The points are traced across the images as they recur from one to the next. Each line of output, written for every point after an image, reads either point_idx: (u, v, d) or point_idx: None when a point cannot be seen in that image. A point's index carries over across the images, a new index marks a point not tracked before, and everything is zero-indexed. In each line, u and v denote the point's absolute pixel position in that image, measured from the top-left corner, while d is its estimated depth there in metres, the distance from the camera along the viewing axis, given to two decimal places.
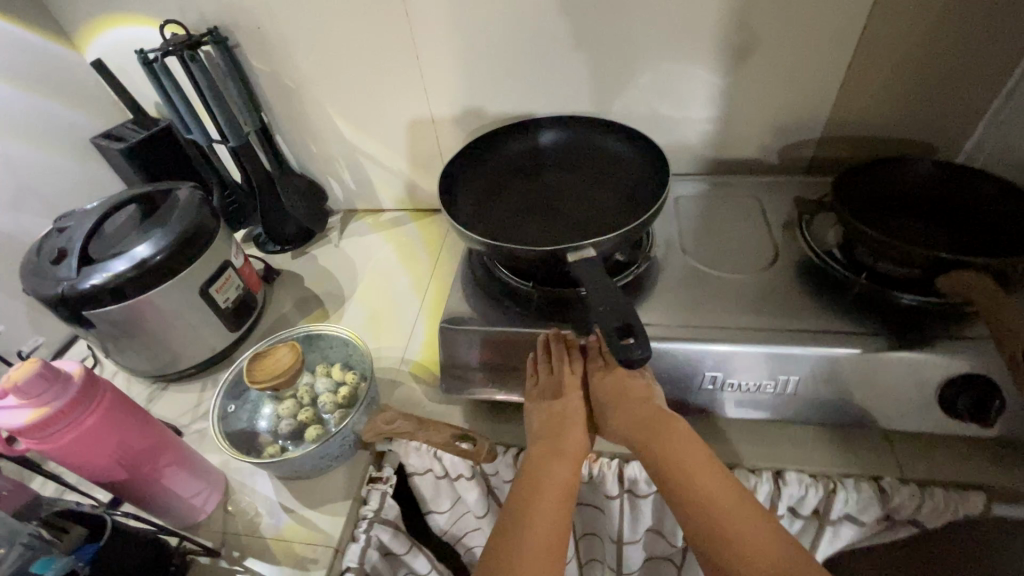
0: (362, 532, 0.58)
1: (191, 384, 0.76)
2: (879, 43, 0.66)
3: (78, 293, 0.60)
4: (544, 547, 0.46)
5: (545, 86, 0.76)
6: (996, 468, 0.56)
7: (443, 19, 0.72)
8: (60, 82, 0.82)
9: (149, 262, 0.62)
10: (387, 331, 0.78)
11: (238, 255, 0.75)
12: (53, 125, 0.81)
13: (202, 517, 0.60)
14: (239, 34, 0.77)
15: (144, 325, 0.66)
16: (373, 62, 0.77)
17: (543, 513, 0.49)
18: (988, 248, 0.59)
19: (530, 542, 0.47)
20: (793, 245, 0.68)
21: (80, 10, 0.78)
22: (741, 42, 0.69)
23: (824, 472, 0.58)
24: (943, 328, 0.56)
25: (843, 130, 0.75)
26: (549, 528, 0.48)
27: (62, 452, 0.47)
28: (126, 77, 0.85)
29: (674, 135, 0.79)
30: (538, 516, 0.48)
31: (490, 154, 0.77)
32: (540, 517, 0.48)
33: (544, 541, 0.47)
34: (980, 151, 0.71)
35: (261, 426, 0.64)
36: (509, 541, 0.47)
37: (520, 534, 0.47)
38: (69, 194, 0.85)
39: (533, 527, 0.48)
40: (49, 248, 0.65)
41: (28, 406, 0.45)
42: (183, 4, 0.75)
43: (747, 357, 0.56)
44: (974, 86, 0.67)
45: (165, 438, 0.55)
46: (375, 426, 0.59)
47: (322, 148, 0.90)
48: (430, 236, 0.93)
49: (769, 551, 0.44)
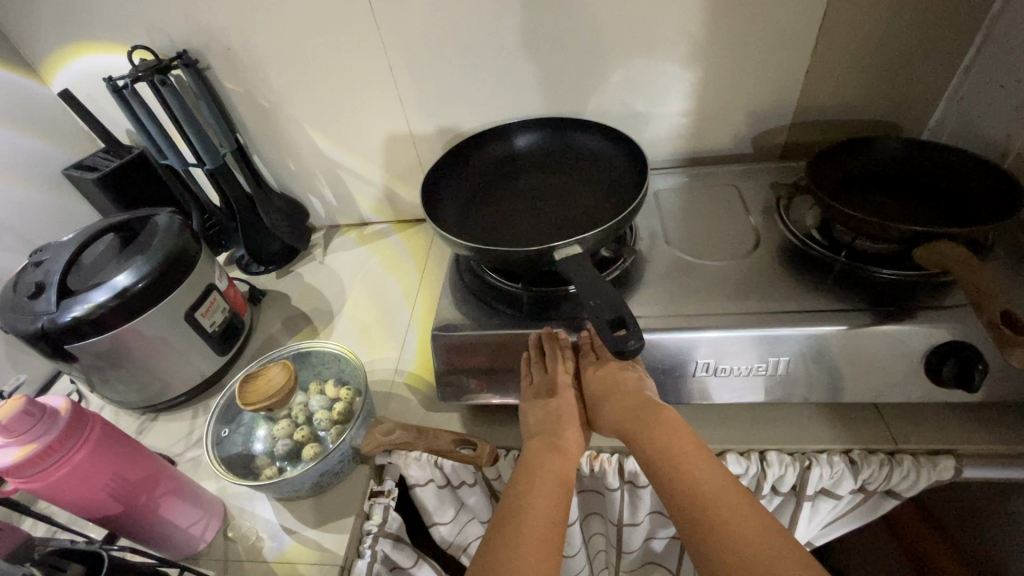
0: (367, 548, 0.57)
1: (182, 411, 0.74)
2: (841, 29, 0.68)
3: (58, 327, 0.58)
4: (538, 533, 0.46)
5: (520, 90, 0.77)
6: (982, 430, 0.57)
7: (416, 30, 0.72)
8: (29, 115, 0.80)
9: (131, 290, 0.61)
10: (379, 344, 0.78)
11: (222, 278, 0.74)
12: (23, 158, 0.80)
13: (201, 546, 0.59)
14: (209, 56, 0.76)
15: (130, 355, 0.65)
16: (347, 76, 0.77)
17: (538, 504, 0.48)
18: (959, 219, 0.61)
19: (526, 529, 0.46)
20: (772, 229, 0.69)
21: (45, 41, 0.77)
22: (709, 34, 0.70)
23: (801, 449, 0.59)
24: (923, 298, 0.57)
25: (813, 115, 0.76)
26: (542, 516, 0.47)
27: (53, 489, 0.46)
28: (95, 106, 0.84)
29: (650, 130, 0.80)
30: (532, 506, 0.48)
31: (470, 160, 0.77)
32: (533, 507, 0.48)
33: (537, 528, 0.46)
34: (944, 126, 0.73)
35: (257, 449, 0.63)
36: (502, 530, 0.47)
37: (514, 524, 0.47)
38: (42, 227, 0.84)
39: (526, 517, 0.47)
40: (26, 283, 0.63)
41: (14, 444, 0.43)
42: (151, 29, 0.74)
43: (736, 342, 0.57)
44: (935, 65, 0.69)
45: (159, 468, 0.53)
46: (374, 438, 0.58)
47: (301, 165, 0.89)
48: (415, 246, 0.93)
49: (753, 534, 0.43)
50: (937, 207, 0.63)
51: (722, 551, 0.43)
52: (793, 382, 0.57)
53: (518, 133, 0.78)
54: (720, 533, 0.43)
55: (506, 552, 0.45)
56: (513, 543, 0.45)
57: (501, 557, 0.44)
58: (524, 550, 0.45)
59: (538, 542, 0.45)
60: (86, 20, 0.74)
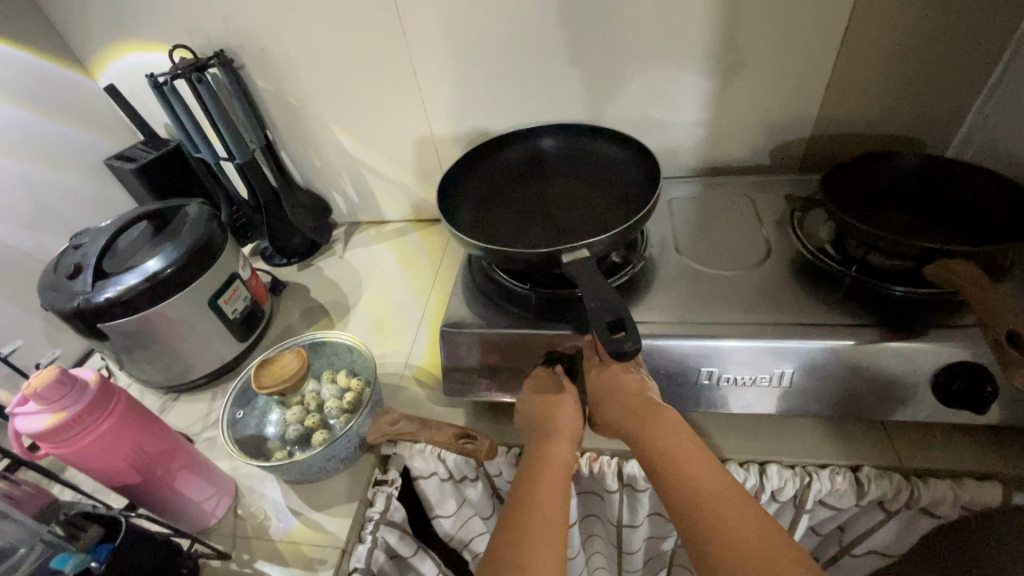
0: (369, 533, 0.59)
1: (201, 394, 0.78)
2: (863, 43, 0.68)
3: (93, 306, 0.62)
4: (550, 533, 0.44)
5: (540, 96, 0.79)
6: (991, 453, 0.57)
7: (439, 35, 0.74)
8: (76, 106, 0.85)
9: (160, 275, 0.64)
10: (392, 338, 0.80)
11: (245, 267, 0.77)
12: (68, 147, 0.85)
13: (212, 521, 0.62)
14: (244, 56, 0.80)
15: (156, 336, 0.68)
16: (373, 77, 0.80)
17: (547, 500, 0.47)
18: (977, 236, 0.61)
19: (531, 525, 0.44)
20: (785, 241, 0.69)
21: (94, 38, 0.82)
22: (728, 46, 0.71)
23: (801, 463, 0.59)
24: (934, 317, 0.56)
25: (832, 129, 0.76)
26: (553, 513, 0.46)
27: (79, 456, 0.49)
28: (137, 100, 0.89)
29: (666, 139, 0.81)
30: (540, 504, 0.46)
31: (488, 162, 0.79)
32: (541, 501, 0.47)
33: (551, 528, 0.44)
34: (968, 145, 0.72)
35: (269, 432, 0.65)
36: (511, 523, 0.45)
37: (525, 517, 0.45)
38: (82, 213, 0.88)
39: (539, 514, 0.45)
40: (65, 264, 0.67)
41: (47, 412, 0.47)
42: (191, 29, 0.78)
43: (742, 351, 0.57)
44: (961, 80, 0.68)
45: (178, 443, 0.56)
46: (379, 428, 0.61)
47: (326, 162, 0.92)
48: (432, 245, 0.95)
49: (755, 538, 0.41)
50: (954, 223, 0.63)
51: (716, 547, 0.41)
52: (795, 394, 0.57)
53: (541, 136, 0.79)
54: (716, 532, 0.42)
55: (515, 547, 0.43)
56: (521, 535, 0.44)
57: (510, 562, 0.42)
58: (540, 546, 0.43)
59: (552, 544, 0.43)
60: (133, 19, 0.79)
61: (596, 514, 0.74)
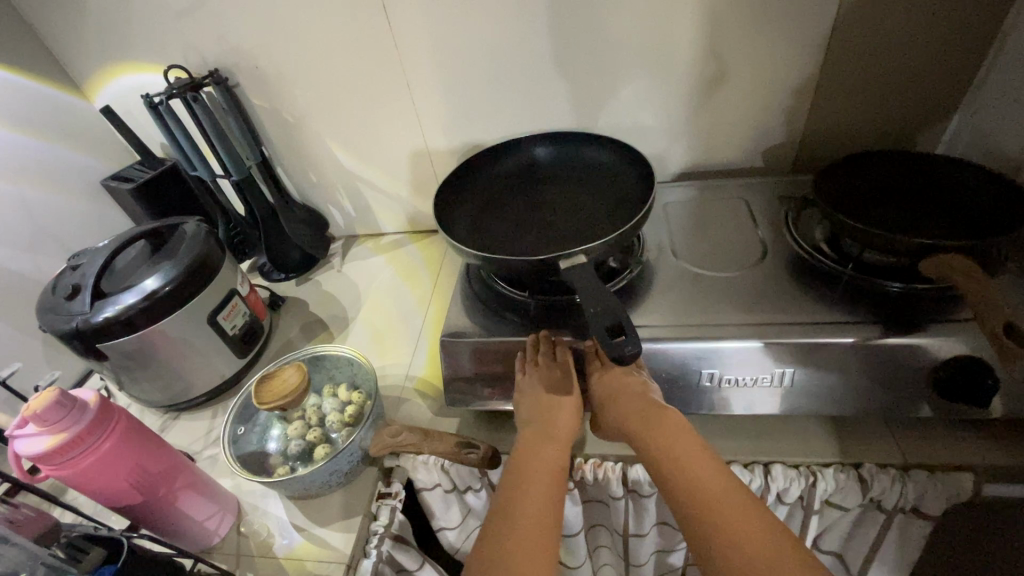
0: (373, 548, 0.60)
1: (202, 411, 0.78)
2: (850, 43, 0.68)
3: (91, 326, 0.62)
4: (536, 533, 0.45)
5: (533, 106, 0.79)
6: (994, 445, 0.57)
7: (431, 47, 0.75)
8: (72, 128, 0.86)
9: (158, 293, 0.64)
10: (392, 349, 0.80)
11: (244, 283, 0.77)
12: (64, 168, 0.85)
13: (216, 540, 0.61)
14: (239, 74, 0.81)
15: (155, 355, 0.68)
16: (367, 91, 0.81)
17: (534, 495, 0.48)
18: (978, 230, 0.61)
19: (512, 522, 0.46)
20: (781, 241, 0.70)
21: (90, 60, 0.82)
22: (717, 50, 0.71)
23: (805, 463, 0.59)
24: (934, 313, 0.56)
25: (821, 129, 0.77)
26: (539, 513, 0.47)
27: (79, 477, 0.48)
28: (133, 120, 0.89)
29: (660, 143, 0.82)
30: (527, 509, 0.47)
31: (482, 172, 0.79)
32: (527, 503, 0.47)
33: (535, 528, 0.45)
34: (958, 140, 0.73)
35: (271, 448, 0.65)
36: (491, 525, 0.46)
37: (507, 517, 0.46)
38: (80, 233, 0.89)
39: (522, 512, 0.46)
40: (64, 285, 0.67)
41: (47, 433, 0.46)
42: (186, 50, 0.79)
43: (742, 352, 0.57)
44: (947, 76, 0.69)
45: (178, 461, 0.56)
46: (381, 440, 0.60)
47: (322, 177, 0.93)
48: (429, 256, 0.95)
49: (760, 539, 0.41)
50: (953, 220, 0.63)
51: (726, 549, 0.41)
52: (796, 393, 0.57)
53: (533, 145, 0.80)
54: (723, 533, 0.42)
55: (499, 548, 0.44)
56: (504, 536, 0.45)
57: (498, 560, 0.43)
58: (520, 544, 0.44)
59: (537, 544, 0.44)
60: (129, 42, 0.79)
61: (602, 522, 0.74)
